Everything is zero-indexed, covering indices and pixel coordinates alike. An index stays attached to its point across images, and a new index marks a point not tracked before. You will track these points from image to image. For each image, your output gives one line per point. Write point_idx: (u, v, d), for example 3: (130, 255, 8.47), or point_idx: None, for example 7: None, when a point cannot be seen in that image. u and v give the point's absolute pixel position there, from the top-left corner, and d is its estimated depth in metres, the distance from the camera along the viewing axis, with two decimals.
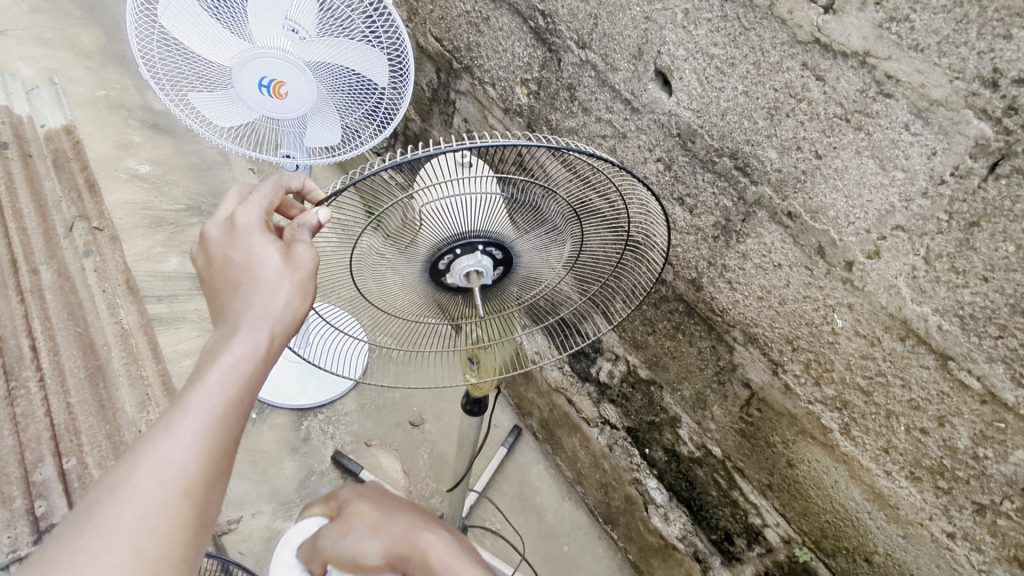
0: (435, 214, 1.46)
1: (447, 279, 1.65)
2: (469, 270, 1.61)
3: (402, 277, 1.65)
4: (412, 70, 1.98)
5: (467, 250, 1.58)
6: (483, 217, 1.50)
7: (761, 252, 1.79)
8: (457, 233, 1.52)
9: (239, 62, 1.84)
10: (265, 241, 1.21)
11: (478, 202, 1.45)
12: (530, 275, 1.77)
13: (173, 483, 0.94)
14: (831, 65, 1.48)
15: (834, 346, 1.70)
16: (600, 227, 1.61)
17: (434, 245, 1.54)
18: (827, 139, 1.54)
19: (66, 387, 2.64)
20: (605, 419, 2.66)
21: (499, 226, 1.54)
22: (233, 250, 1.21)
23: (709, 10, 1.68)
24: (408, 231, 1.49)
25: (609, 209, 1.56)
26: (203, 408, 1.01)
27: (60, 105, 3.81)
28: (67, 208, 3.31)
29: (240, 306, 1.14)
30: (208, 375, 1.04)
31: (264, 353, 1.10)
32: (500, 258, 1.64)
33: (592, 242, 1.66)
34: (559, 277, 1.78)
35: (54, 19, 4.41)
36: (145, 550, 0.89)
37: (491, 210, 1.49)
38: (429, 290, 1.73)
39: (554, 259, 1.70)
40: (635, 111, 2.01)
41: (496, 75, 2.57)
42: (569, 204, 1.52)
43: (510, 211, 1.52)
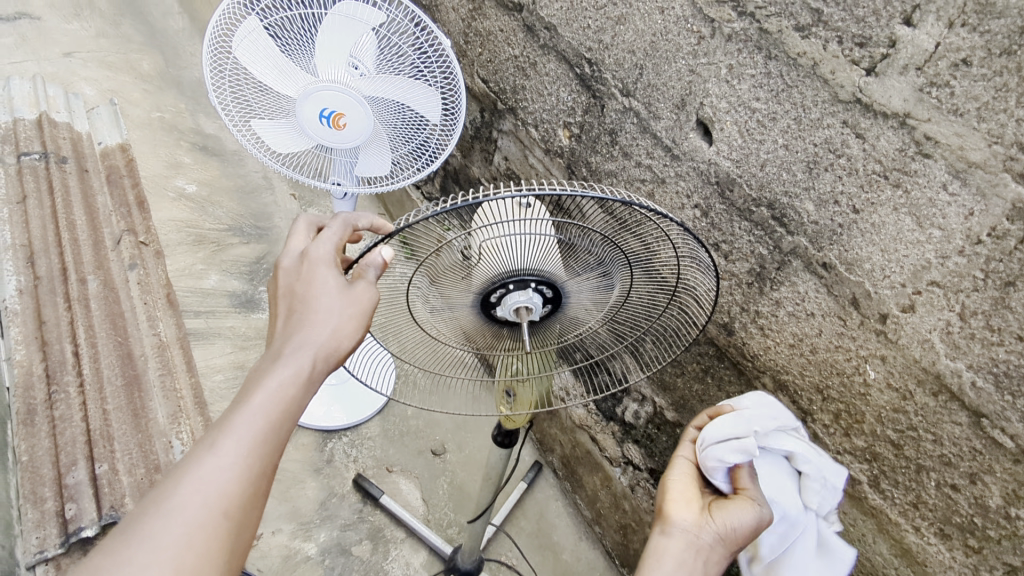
0: (491, 251, 1.52)
1: (497, 312, 1.71)
2: (520, 305, 1.66)
3: (450, 307, 1.71)
4: (464, 109, 2.09)
5: (519, 285, 1.63)
6: (534, 256, 1.56)
7: (795, 301, 1.83)
8: (511, 269, 1.58)
9: (303, 93, 1.95)
10: (328, 276, 1.30)
11: (532, 241, 1.51)
12: (575, 314, 1.82)
13: (213, 502, 1.02)
14: (871, 124, 1.55)
15: (865, 398, 1.72)
16: (646, 270, 1.65)
17: (488, 279, 1.60)
18: (865, 194, 1.59)
19: (104, 394, 2.73)
20: (628, 460, 2.66)
21: (552, 265, 1.60)
22: (295, 281, 1.31)
23: (753, 66, 1.77)
24: (460, 268, 1.57)
25: (655, 254, 1.62)
26: (246, 428, 1.09)
27: (118, 124, 4.01)
28: (116, 222, 3.49)
29: (290, 336, 1.23)
30: (253, 400, 1.12)
31: (303, 380, 1.18)
32: (548, 296, 1.69)
33: (636, 286, 1.71)
34: (603, 317, 1.84)
35: (118, 44, 4.66)
36: (183, 566, 0.96)
37: (544, 249, 1.55)
38: (475, 321, 1.79)
39: (601, 299, 1.75)
40: (675, 158, 2.08)
41: (540, 117, 2.67)
42: (617, 246, 1.57)
43: (561, 251, 1.58)
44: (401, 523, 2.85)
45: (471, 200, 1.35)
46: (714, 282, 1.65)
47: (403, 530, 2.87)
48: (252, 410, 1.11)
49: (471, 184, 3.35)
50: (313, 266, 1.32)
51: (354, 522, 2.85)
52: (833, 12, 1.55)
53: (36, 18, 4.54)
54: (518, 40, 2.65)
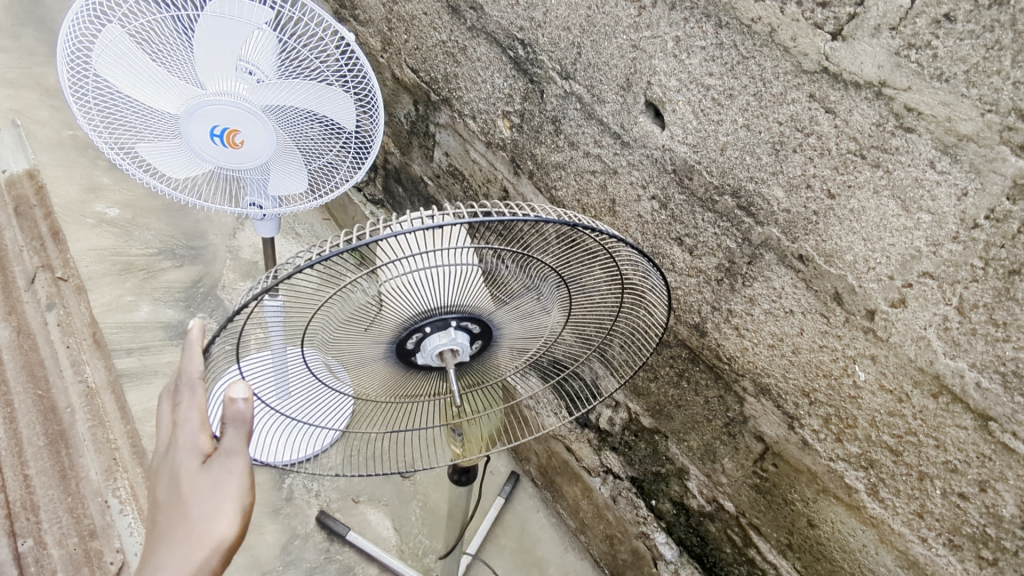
0: (396, 292, 1.33)
1: (417, 359, 1.51)
2: (441, 349, 1.48)
3: (363, 356, 1.50)
4: (380, 94, 1.82)
5: (438, 327, 1.45)
6: (454, 291, 1.37)
7: (770, 297, 1.64)
8: (424, 311, 1.39)
9: (185, 111, 1.67)
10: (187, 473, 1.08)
11: (447, 275, 1.32)
12: (512, 345, 1.64)
13: (212, 543, 1.02)
14: (841, 97, 1.34)
15: (856, 401, 1.55)
16: (584, 286, 1.48)
17: (401, 325, 1.41)
18: (840, 176, 1.39)
19: (23, 458, 2.55)
20: (607, 468, 2.48)
21: (472, 298, 1.41)
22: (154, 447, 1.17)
23: (703, 37, 1.54)
24: (366, 313, 1.36)
25: (591, 265, 1.43)
26: (204, 511, 1.04)
27: (23, 148, 3.65)
28: (29, 259, 3.19)
29: (193, 478, 1.07)
30: (197, 493, 1.05)
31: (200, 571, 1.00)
32: (476, 332, 1.51)
33: (577, 305, 1.54)
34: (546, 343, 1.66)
35: (17, 56, 4.20)
36: (193, 557, 1.00)
37: (463, 283, 1.36)
38: (394, 370, 1.59)
39: (537, 325, 1.58)
40: (626, 145, 1.85)
41: (476, 107, 2.42)
42: (549, 267, 1.40)
43: (483, 280, 1.40)
44: (373, 559, 2.65)
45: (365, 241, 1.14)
46: (663, 283, 1.47)
47: (376, 566, 2.66)
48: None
49: (414, 183, 3.08)
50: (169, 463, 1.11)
51: (321, 563, 2.64)
52: None
53: None
54: (444, 23, 2.37)
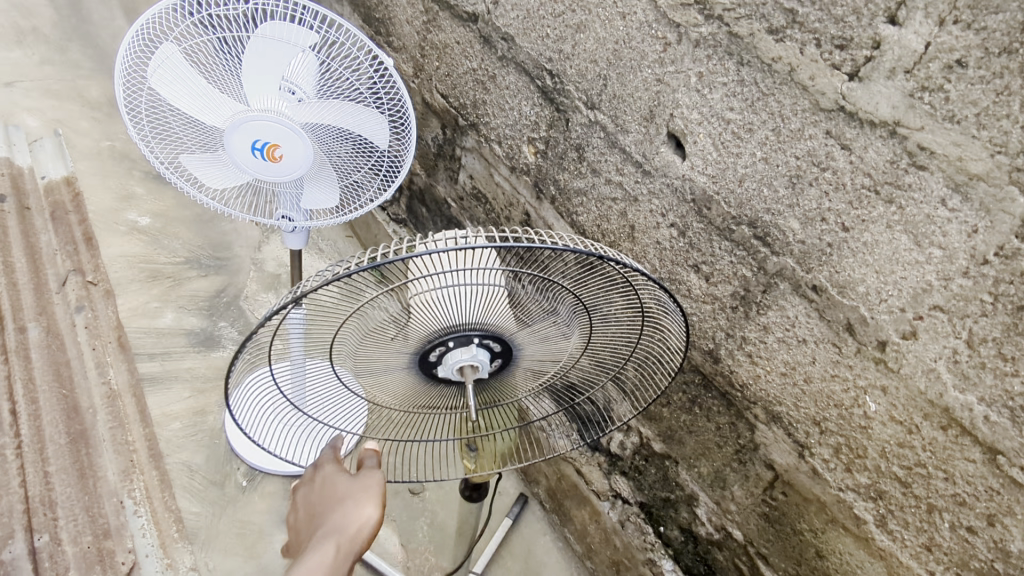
0: (425, 306, 1.41)
1: (438, 371, 1.59)
2: (462, 364, 1.56)
3: (388, 365, 1.58)
4: (414, 123, 1.90)
5: (461, 343, 1.54)
6: (478, 309, 1.45)
7: (784, 326, 1.68)
8: (450, 326, 1.48)
9: (231, 124, 1.75)
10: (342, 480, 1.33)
11: (474, 294, 1.40)
12: (530, 367, 1.72)
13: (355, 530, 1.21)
14: (857, 134, 1.40)
15: (866, 431, 1.57)
16: (605, 316, 1.56)
17: (425, 338, 1.50)
18: (854, 211, 1.44)
19: (45, 456, 2.64)
20: (616, 493, 2.49)
21: (496, 318, 1.49)
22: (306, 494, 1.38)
23: (725, 74, 1.61)
24: (394, 323, 1.45)
25: (612, 293, 1.49)
26: (353, 508, 1.25)
27: (62, 156, 3.83)
28: (61, 262, 3.36)
29: (341, 490, 1.30)
30: (348, 497, 1.27)
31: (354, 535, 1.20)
32: (496, 352, 1.59)
33: (596, 331, 1.60)
34: (565, 366, 1.72)
35: (64, 69, 4.38)
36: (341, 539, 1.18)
37: (487, 302, 1.44)
38: (416, 381, 1.67)
39: (556, 349, 1.65)
40: (647, 174, 1.92)
41: (503, 133, 2.51)
42: (572, 295, 1.47)
43: (508, 302, 1.47)
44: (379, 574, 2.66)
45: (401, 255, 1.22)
46: (683, 320, 1.51)
47: None
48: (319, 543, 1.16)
49: (437, 205, 3.17)
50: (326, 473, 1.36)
51: None
52: (808, 12, 1.40)
53: None
54: (476, 52, 2.47)
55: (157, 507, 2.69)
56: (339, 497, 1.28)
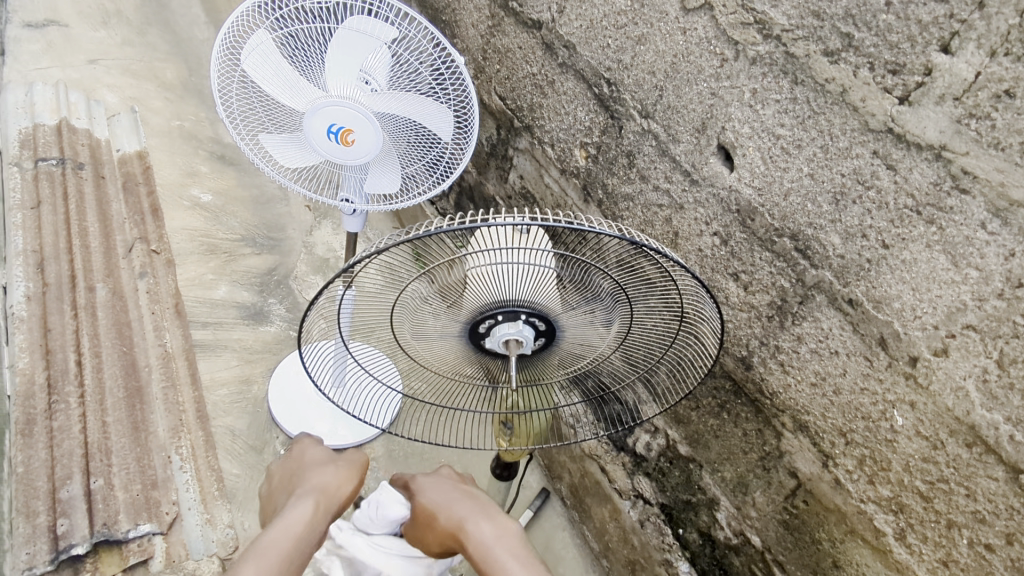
0: (480, 279, 1.53)
1: (486, 343, 1.69)
2: (509, 338, 1.65)
3: (442, 333, 1.70)
4: (477, 124, 2.02)
5: (509, 318, 1.62)
6: (528, 287, 1.55)
7: (817, 337, 1.74)
8: (500, 300, 1.58)
9: (310, 107, 1.89)
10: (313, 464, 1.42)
11: (524, 273, 1.51)
12: (571, 350, 1.79)
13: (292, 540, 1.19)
14: (903, 156, 1.46)
15: (892, 444, 1.62)
16: (648, 304, 1.62)
17: (479, 308, 1.60)
18: (895, 229, 1.50)
19: (104, 406, 2.74)
20: (638, 493, 2.56)
21: (544, 299, 1.58)
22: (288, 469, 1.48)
23: (779, 91, 1.69)
24: (455, 290, 1.57)
25: (658, 281, 1.56)
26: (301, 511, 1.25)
27: (137, 131, 4.03)
28: (128, 229, 3.51)
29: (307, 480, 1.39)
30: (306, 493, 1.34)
31: (311, 520, 1.22)
32: (542, 330, 1.66)
33: (639, 320, 1.67)
34: (605, 352, 1.78)
35: (142, 51, 4.65)
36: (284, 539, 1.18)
37: (537, 281, 1.54)
38: (466, 350, 1.77)
39: (597, 335, 1.72)
40: (695, 183, 2.00)
41: (556, 136, 2.61)
42: (616, 283, 1.56)
43: (556, 283, 1.57)
44: None
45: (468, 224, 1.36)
46: (719, 315, 1.56)
47: None
48: (266, 541, 1.14)
49: (485, 202, 3.29)
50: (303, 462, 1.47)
51: None
52: (864, 37, 1.47)
53: (63, 25, 4.57)
54: (537, 58, 2.59)
55: (202, 466, 2.85)
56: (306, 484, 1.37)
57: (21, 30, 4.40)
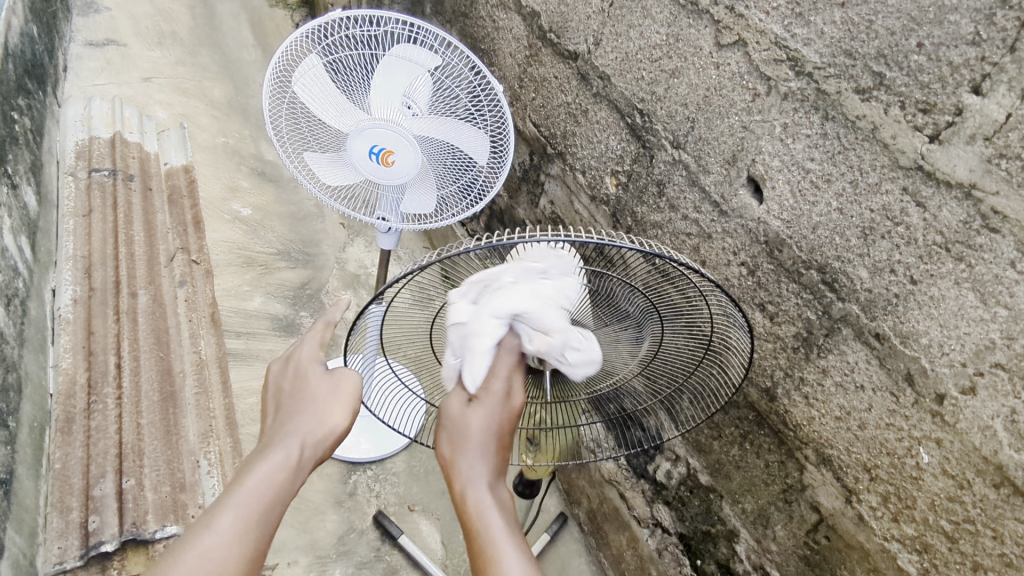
0: None
1: (516, 358, 1.69)
2: (540, 352, 1.68)
3: None
4: (512, 150, 2.08)
5: None
6: (561, 303, 1.57)
7: (842, 370, 1.74)
8: None
9: (355, 129, 1.99)
10: (311, 386, 1.46)
11: (557, 288, 1.54)
12: (602, 370, 1.79)
13: (267, 490, 1.26)
14: (933, 193, 1.48)
15: (917, 482, 1.61)
16: (676, 325, 1.64)
17: None
18: (923, 265, 1.51)
19: (140, 408, 2.84)
20: (657, 521, 2.54)
21: (577, 314, 1.60)
22: (281, 380, 1.48)
23: (809, 126, 1.72)
24: None
25: (688, 306, 1.59)
26: (278, 458, 1.31)
27: (184, 146, 4.17)
28: (171, 239, 3.62)
29: (293, 415, 1.41)
30: (289, 431, 1.37)
31: (289, 472, 1.30)
32: None
33: (667, 341, 1.69)
34: (631, 372, 1.79)
35: (193, 71, 4.87)
36: (262, 494, 1.25)
37: (570, 298, 1.57)
38: None
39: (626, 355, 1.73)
40: (723, 214, 2.03)
41: (588, 164, 2.67)
42: (647, 302, 1.58)
43: (589, 302, 1.59)
44: (418, 567, 2.76)
45: (503, 242, 1.42)
46: (748, 338, 1.56)
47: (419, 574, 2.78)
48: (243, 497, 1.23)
49: (515, 225, 3.35)
50: (298, 376, 1.48)
51: (370, 560, 2.77)
52: (896, 76, 1.50)
53: (122, 45, 4.83)
54: (572, 87, 2.66)
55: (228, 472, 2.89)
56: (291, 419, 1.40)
57: (83, 47, 4.72)
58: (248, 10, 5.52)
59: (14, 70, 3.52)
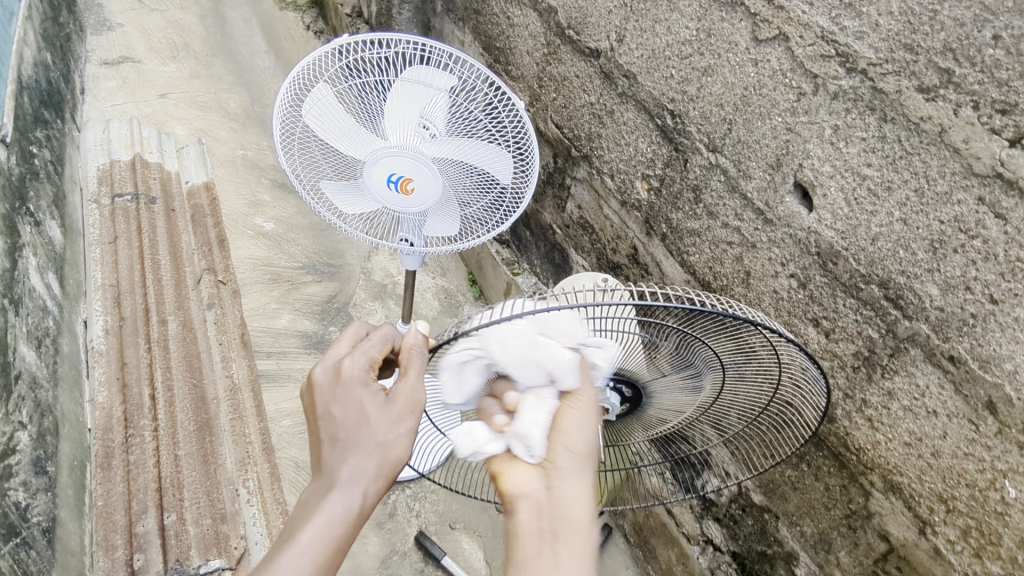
0: None
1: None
2: (595, 405, 1.64)
3: None
4: (538, 156, 1.94)
5: (596, 385, 1.61)
6: (617, 355, 1.51)
7: (911, 394, 1.59)
8: None
9: (371, 158, 1.88)
10: (368, 400, 1.23)
11: (612, 340, 1.47)
12: (659, 415, 1.72)
13: (327, 542, 1.09)
14: (1014, 204, 1.33)
15: (1003, 518, 1.47)
16: (739, 372, 1.49)
17: None
18: (1005, 283, 1.36)
19: (176, 439, 2.81)
20: (708, 538, 2.43)
21: (633, 364, 1.54)
22: (329, 388, 1.26)
23: (864, 128, 1.57)
24: None
25: (752, 349, 1.42)
26: (338, 502, 1.13)
27: (205, 162, 4.13)
28: (197, 260, 3.59)
29: (349, 439, 1.20)
30: (349, 460, 1.17)
31: (346, 516, 1.12)
32: (627, 396, 1.65)
33: (729, 388, 1.56)
34: (691, 418, 1.69)
35: (209, 83, 4.81)
36: (325, 548, 1.08)
37: (626, 349, 1.49)
38: None
39: (686, 401, 1.63)
40: (769, 223, 1.88)
41: (616, 167, 2.52)
42: (709, 349, 1.44)
43: (646, 351, 1.51)
44: None
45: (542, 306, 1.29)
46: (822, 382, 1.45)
47: None
48: (302, 549, 1.06)
49: (542, 229, 3.22)
50: (350, 388, 1.24)
51: None
52: (967, 72, 1.36)
53: (136, 62, 4.81)
54: (595, 86, 2.51)
55: (268, 499, 2.83)
56: (348, 443, 1.19)
57: (98, 67, 4.69)
58: (258, 15, 5.44)
59: (30, 101, 3.49)
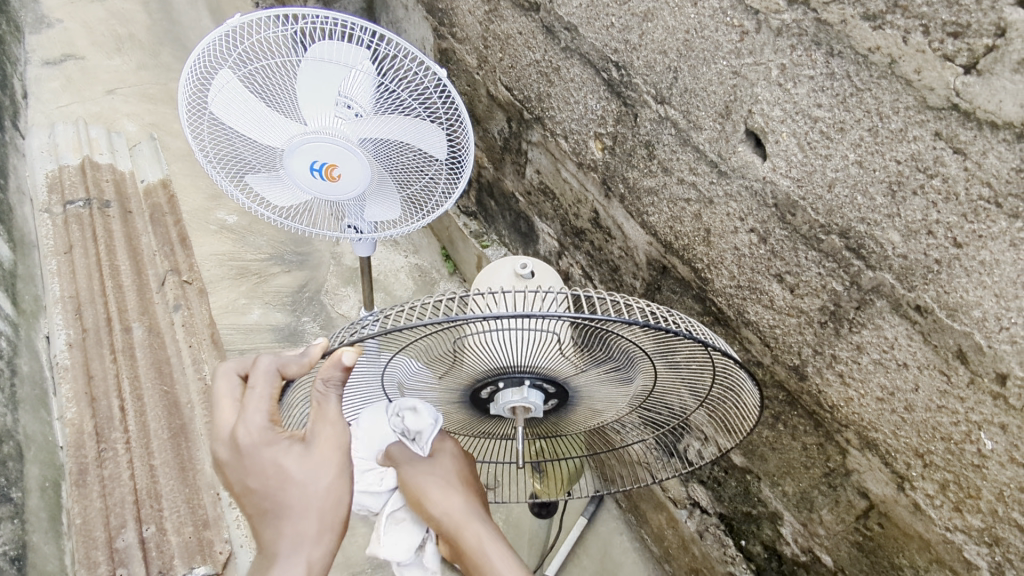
0: (477, 348, 1.39)
1: (490, 409, 1.58)
2: (514, 404, 1.53)
3: (440, 398, 1.58)
4: (467, 112, 1.78)
5: (512, 384, 1.50)
6: (530, 353, 1.40)
7: (881, 347, 1.50)
8: (499, 368, 1.45)
9: (288, 147, 1.76)
10: (286, 461, 1.19)
11: (526, 338, 1.36)
12: (590, 407, 1.65)
13: None
14: (973, 137, 1.22)
15: (981, 471, 1.40)
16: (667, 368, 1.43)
17: (476, 375, 1.48)
18: (969, 224, 1.26)
19: (150, 449, 2.70)
20: (694, 501, 2.35)
21: (545, 363, 1.44)
22: (235, 456, 1.20)
23: (812, 66, 1.43)
24: (446, 362, 1.44)
25: (678, 350, 1.36)
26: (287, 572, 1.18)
27: (159, 158, 3.98)
28: (160, 262, 3.45)
29: (280, 506, 1.20)
30: (286, 529, 1.20)
31: None
32: (551, 393, 1.54)
33: (661, 381, 1.50)
34: (626, 407, 1.64)
35: (158, 73, 4.61)
36: None
37: (540, 347, 1.39)
38: (470, 413, 1.67)
39: (616, 394, 1.56)
40: (723, 175, 1.75)
41: (568, 128, 2.38)
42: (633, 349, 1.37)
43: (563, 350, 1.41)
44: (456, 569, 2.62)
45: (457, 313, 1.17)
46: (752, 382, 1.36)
47: None
48: None
49: (505, 198, 3.08)
50: (256, 454, 1.18)
51: None
52: None
53: (80, 57, 4.59)
54: (538, 43, 2.34)
55: None
56: (280, 512, 1.20)
57: (40, 67, 4.48)
58: None
59: None
